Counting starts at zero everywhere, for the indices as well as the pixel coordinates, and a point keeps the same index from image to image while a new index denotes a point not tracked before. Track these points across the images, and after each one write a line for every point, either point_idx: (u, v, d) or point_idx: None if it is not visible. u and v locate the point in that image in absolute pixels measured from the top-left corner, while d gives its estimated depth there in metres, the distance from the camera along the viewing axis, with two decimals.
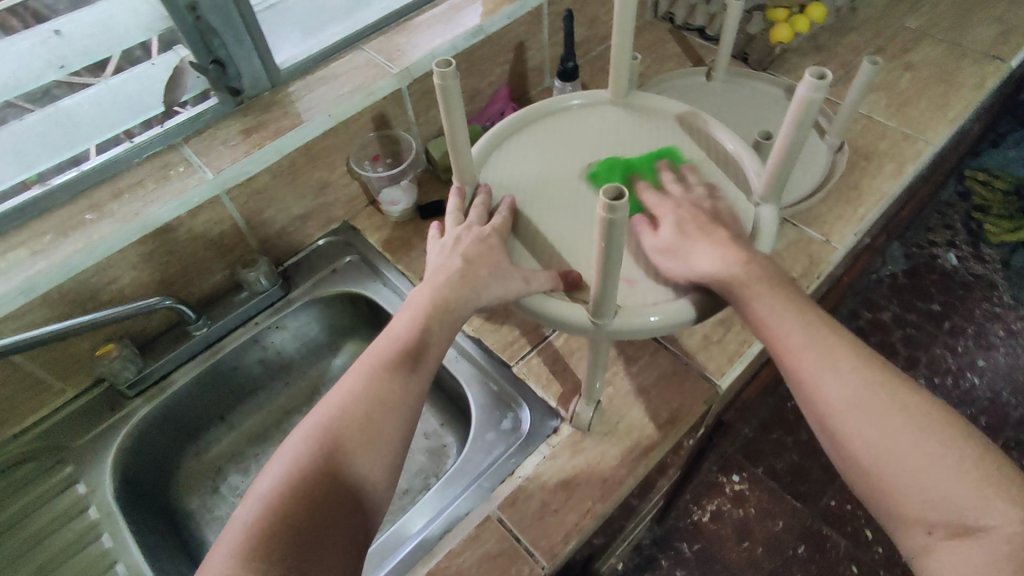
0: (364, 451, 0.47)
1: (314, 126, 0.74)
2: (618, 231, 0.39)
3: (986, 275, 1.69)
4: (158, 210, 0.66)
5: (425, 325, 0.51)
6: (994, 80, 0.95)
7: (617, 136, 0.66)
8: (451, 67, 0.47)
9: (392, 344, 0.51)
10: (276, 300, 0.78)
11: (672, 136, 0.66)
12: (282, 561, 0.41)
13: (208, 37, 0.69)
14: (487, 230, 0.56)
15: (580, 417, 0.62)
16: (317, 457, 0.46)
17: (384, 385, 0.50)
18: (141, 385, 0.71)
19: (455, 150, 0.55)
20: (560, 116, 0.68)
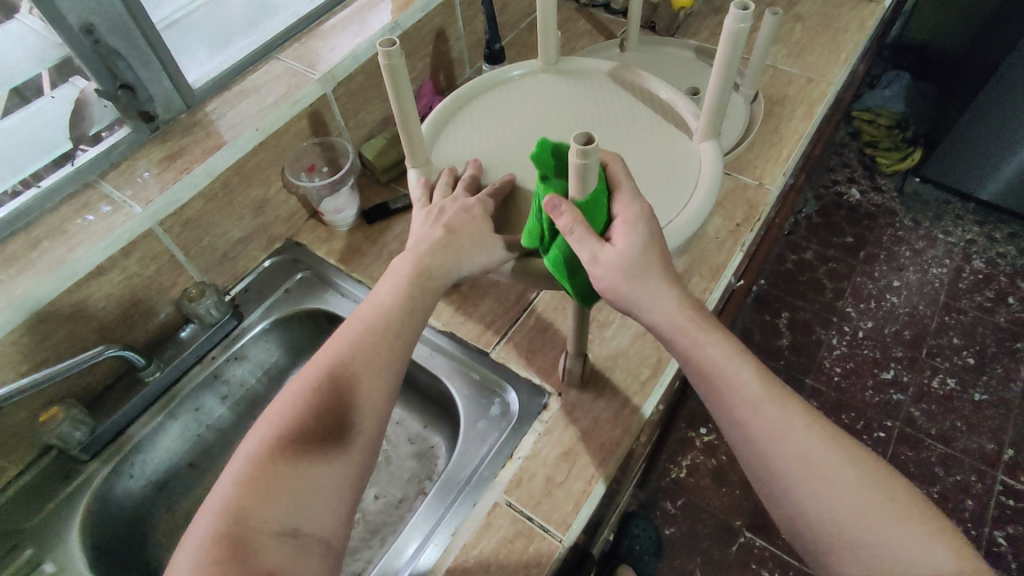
0: (354, 412, 0.47)
1: (243, 142, 0.70)
2: (592, 171, 0.41)
3: (885, 204, 1.87)
4: (87, 252, 0.61)
5: (412, 292, 0.51)
6: (872, 21, 1.04)
7: (558, 99, 0.68)
8: (395, 45, 0.51)
9: (375, 308, 0.51)
10: (231, 331, 0.74)
11: (609, 92, 0.69)
12: (271, 519, 0.42)
13: (111, 61, 0.64)
14: (471, 200, 0.55)
15: (572, 370, 0.63)
16: (304, 418, 0.46)
17: (369, 346, 0.49)
18: (97, 446, 0.65)
19: (405, 126, 0.57)
20: (502, 89, 0.70)
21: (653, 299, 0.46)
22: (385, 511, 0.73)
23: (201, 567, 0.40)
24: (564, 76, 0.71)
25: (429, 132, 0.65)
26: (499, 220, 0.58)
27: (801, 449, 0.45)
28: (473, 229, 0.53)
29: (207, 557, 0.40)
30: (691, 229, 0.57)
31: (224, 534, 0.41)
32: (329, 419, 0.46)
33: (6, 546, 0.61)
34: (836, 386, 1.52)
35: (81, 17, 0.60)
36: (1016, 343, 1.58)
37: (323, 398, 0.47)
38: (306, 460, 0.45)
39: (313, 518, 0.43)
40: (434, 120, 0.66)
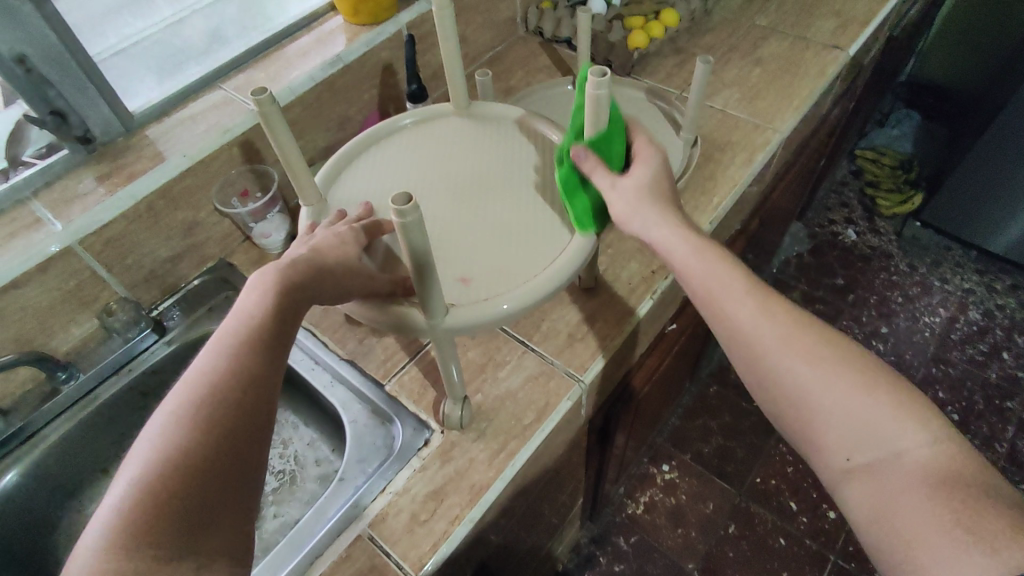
0: (238, 428, 0.45)
1: (170, 167, 0.74)
2: (412, 232, 0.43)
3: (881, 247, 1.82)
4: (3, 265, 0.65)
5: (283, 304, 0.49)
6: (833, 68, 1.02)
7: (459, 148, 0.70)
8: (266, 94, 0.54)
9: (245, 318, 0.48)
10: (151, 344, 0.78)
11: (510, 140, 0.71)
12: (170, 551, 0.39)
13: (43, 88, 0.68)
14: (347, 234, 0.56)
15: (450, 416, 0.65)
16: (186, 441, 0.43)
17: (247, 358, 0.47)
18: (7, 446, 0.70)
19: (291, 170, 0.60)
20: (408, 134, 0.73)
21: (661, 223, 0.55)
22: (280, 531, 0.75)
23: None
24: (470, 122, 0.73)
25: (326, 175, 0.67)
26: (379, 260, 0.61)
27: (834, 401, 0.49)
28: (342, 263, 0.54)
29: None
30: (559, 281, 0.58)
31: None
32: (216, 435, 0.43)
33: None
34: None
35: (13, 48, 0.64)
36: (1005, 402, 1.51)
37: (203, 414, 0.44)
38: (197, 483, 0.42)
39: (214, 543, 0.42)
40: (335, 164, 0.69)
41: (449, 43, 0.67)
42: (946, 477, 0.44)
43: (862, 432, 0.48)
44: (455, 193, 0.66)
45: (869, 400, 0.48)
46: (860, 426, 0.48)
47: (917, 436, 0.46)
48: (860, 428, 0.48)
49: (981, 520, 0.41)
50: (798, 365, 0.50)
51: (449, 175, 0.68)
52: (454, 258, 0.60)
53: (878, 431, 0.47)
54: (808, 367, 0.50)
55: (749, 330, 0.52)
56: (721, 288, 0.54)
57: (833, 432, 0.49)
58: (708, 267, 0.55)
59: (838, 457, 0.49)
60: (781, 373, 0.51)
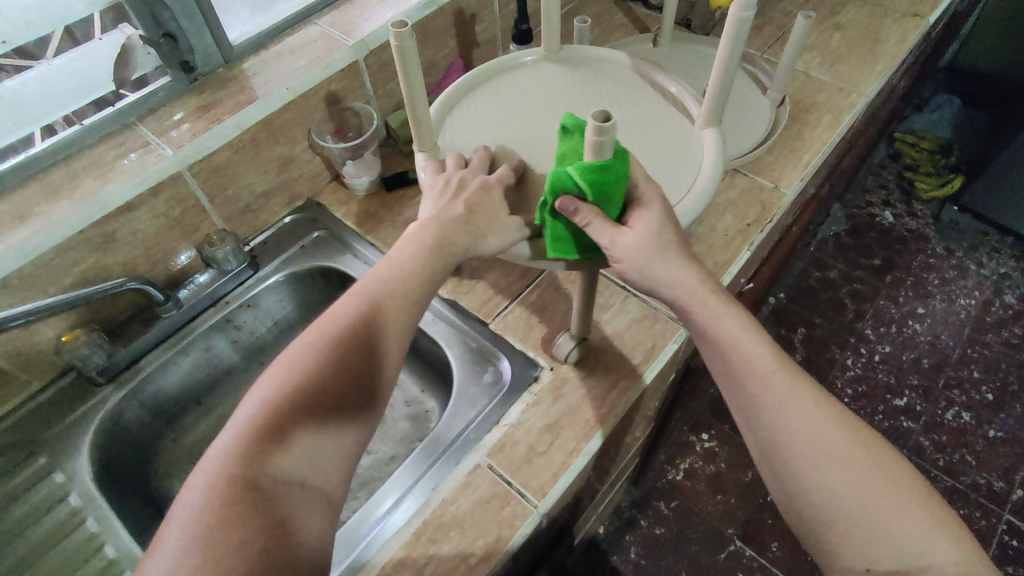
0: (363, 379, 0.48)
1: (273, 99, 0.73)
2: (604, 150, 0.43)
3: (917, 229, 1.82)
4: (118, 188, 0.65)
5: (428, 266, 0.51)
6: (915, 35, 1.01)
7: (570, 87, 0.70)
8: (407, 28, 0.51)
9: (394, 271, 0.51)
10: (245, 279, 0.78)
11: (614, 83, 0.70)
12: (286, 472, 0.43)
13: (157, 10, 0.67)
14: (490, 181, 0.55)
15: (563, 351, 0.66)
16: (318, 373, 0.46)
17: (387, 309, 0.50)
18: (112, 371, 0.70)
19: (412, 111, 0.57)
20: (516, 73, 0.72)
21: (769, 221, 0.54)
22: (376, 466, 0.76)
23: (211, 506, 0.40)
24: (577, 65, 0.73)
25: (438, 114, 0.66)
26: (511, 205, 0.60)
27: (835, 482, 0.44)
28: (482, 200, 0.54)
29: (216, 498, 0.40)
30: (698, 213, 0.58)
31: (236, 478, 0.41)
32: (343, 376, 0.47)
33: (23, 453, 0.66)
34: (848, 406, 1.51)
35: None
36: None
37: (337, 353, 0.47)
38: (318, 413, 0.45)
39: (321, 477, 0.44)
40: (440, 106, 0.67)
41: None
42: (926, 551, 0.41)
43: (861, 528, 0.43)
44: None
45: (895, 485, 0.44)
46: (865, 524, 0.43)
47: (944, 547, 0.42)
48: (864, 528, 0.43)
49: None
50: (804, 424, 0.46)
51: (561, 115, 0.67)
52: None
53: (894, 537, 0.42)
54: (795, 438, 0.45)
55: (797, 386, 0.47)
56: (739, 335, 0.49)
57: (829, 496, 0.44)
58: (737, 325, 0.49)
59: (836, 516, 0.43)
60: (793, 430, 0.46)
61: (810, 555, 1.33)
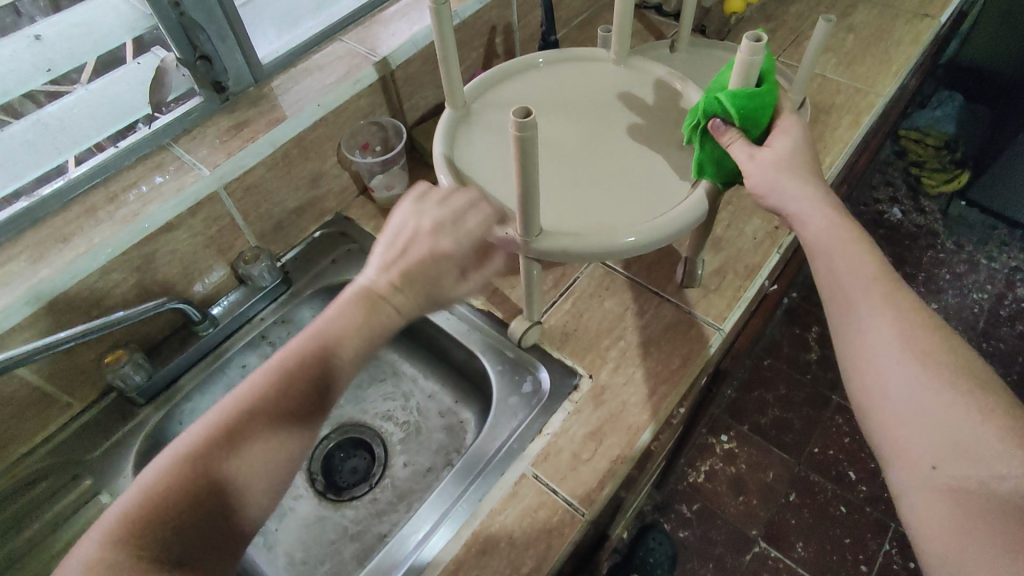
0: (284, 436, 0.45)
1: (305, 116, 0.74)
2: (754, 67, 0.50)
3: (927, 225, 1.81)
4: (159, 209, 0.66)
5: (375, 323, 0.48)
6: (928, 35, 1.02)
7: (579, 91, 0.71)
8: (530, 116, 0.43)
9: (313, 348, 0.47)
10: (280, 295, 0.80)
11: (592, 78, 0.72)
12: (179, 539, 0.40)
13: (192, 32, 0.68)
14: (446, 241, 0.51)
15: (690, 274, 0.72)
16: (239, 431, 0.44)
17: (300, 392, 0.46)
18: (152, 392, 0.70)
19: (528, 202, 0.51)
20: (528, 75, 0.73)
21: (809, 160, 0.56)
22: (414, 478, 0.77)
23: (92, 568, 0.38)
24: (533, 74, 0.73)
25: (442, 130, 0.66)
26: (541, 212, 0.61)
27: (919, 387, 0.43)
28: (437, 267, 0.50)
29: (97, 563, 0.38)
30: None
31: (123, 542, 0.39)
32: (236, 470, 0.43)
33: (67, 476, 0.67)
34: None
35: None
36: None
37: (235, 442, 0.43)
38: (238, 473, 0.43)
39: (216, 543, 0.42)
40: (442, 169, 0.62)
41: (449, 40, 0.61)
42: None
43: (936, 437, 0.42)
44: (594, 136, 0.66)
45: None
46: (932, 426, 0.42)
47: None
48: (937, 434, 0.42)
49: None
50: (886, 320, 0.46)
51: (570, 124, 0.67)
52: (633, 209, 0.59)
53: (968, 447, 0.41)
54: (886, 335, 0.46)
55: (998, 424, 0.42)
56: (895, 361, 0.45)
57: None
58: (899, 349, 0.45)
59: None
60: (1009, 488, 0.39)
61: (835, 555, 1.33)
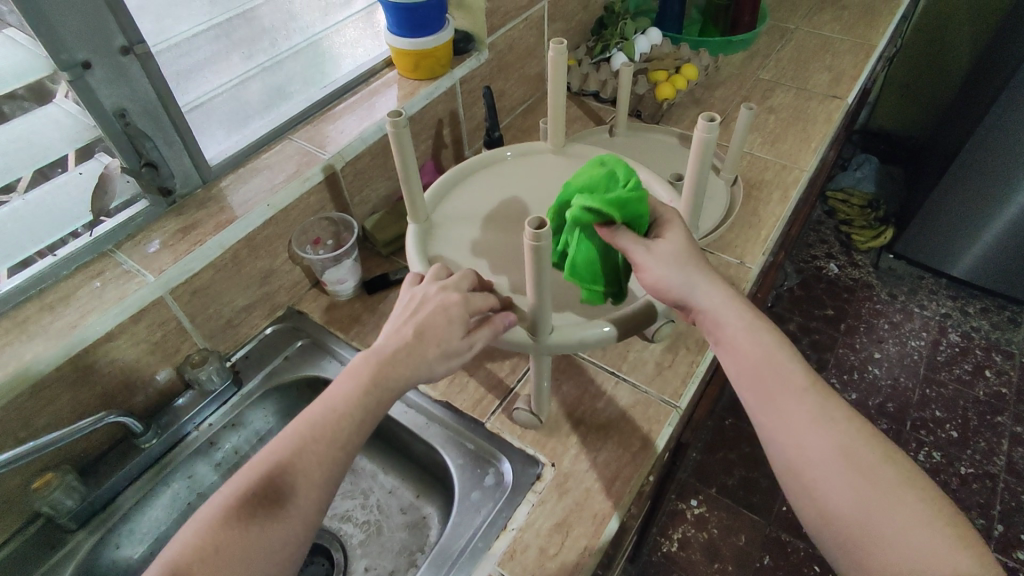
0: (280, 512, 0.48)
1: (255, 217, 0.75)
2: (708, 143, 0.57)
3: (861, 278, 1.88)
4: (98, 319, 0.64)
5: (365, 402, 0.51)
6: (839, 114, 1.12)
7: (545, 184, 0.76)
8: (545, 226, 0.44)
9: (327, 411, 0.51)
10: (229, 397, 0.77)
11: (544, 168, 0.77)
12: None
13: (139, 141, 0.68)
14: (451, 297, 0.55)
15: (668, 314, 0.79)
16: (237, 514, 0.47)
17: (312, 453, 0.49)
18: (85, 514, 0.66)
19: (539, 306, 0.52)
20: (496, 168, 0.78)
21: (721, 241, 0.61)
22: None
23: None
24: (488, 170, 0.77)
25: (419, 224, 0.68)
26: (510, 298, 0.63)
27: (838, 457, 0.49)
28: (446, 327, 0.53)
29: None
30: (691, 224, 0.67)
31: None
32: (250, 533, 0.46)
33: None
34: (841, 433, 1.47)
35: (115, 102, 0.65)
36: (996, 417, 1.55)
37: (252, 511, 0.47)
38: (239, 550, 0.46)
39: None
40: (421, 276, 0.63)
41: (410, 161, 0.63)
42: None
43: (860, 505, 0.47)
44: None
45: (965, 545, 0.45)
46: (853, 492, 0.48)
47: (950, 549, 0.44)
48: (861, 503, 0.47)
49: None
50: (785, 392, 0.53)
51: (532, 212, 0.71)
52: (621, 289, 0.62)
53: (881, 509, 0.47)
54: (807, 411, 0.51)
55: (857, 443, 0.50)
56: (781, 397, 0.52)
57: (874, 551, 0.46)
58: (757, 365, 0.54)
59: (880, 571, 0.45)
60: (832, 496, 0.48)
61: None
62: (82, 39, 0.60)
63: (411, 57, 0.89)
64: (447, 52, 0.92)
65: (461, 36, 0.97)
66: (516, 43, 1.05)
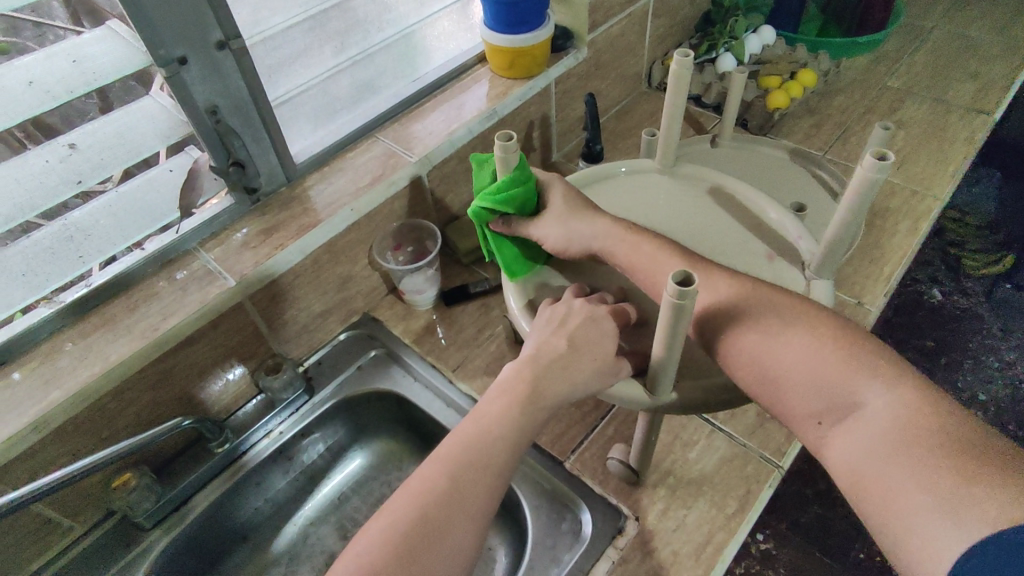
0: (438, 550, 0.42)
1: (338, 221, 0.71)
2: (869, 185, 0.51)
3: (969, 308, 1.42)
4: (181, 324, 0.62)
5: (519, 421, 0.47)
6: (982, 134, 0.98)
7: (661, 207, 0.71)
8: (690, 286, 0.40)
9: (478, 434, 0.46)
10: (302, 405, 0.75)
11: (657, 187, 0.73)
12: None
13: (228, 138, 0.66)
14: (599, 310, 0.54)
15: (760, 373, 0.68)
16: (392, 553, 0.41)
17: (466, 482, 0.44)
18: (160, 514, 0.65)
19: (665, 364, 0.48)
20: (605, 184, 0.73)
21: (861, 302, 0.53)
22: None
23: None
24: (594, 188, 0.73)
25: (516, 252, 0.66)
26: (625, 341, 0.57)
27: (752, 329, 0.50)
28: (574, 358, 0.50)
29: None
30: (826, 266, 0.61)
31: None
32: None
33: None
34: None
35: (208, 98, 0.63)
36: None
37: (413, 548, 0.41)
38: None
39: None
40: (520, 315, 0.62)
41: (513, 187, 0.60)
42: (916, 435, 0.40)
43: (773, 367, 0.48)
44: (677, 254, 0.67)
45: (876, 373, 0.44)
46: (766, 358, 0.48)
47: (871, 388, 0.44)
48: (778, 366, 0.48)
49: (850, 431, 0.43)
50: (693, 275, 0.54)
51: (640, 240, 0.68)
52: None
53: (802, 371, 0.47)
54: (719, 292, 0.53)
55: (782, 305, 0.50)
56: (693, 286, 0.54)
57: (795, 403, 0.47)
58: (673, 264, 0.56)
59: (806, 420, 0.46)
60: (755, 365, 0.49)
61: None
62: (179, 33, 0.57)
63: (507, 55, 0.83)
64: (545, 50, 0.85)
65: (561, 32, 0.90)
66: (616, 41, 0.97)
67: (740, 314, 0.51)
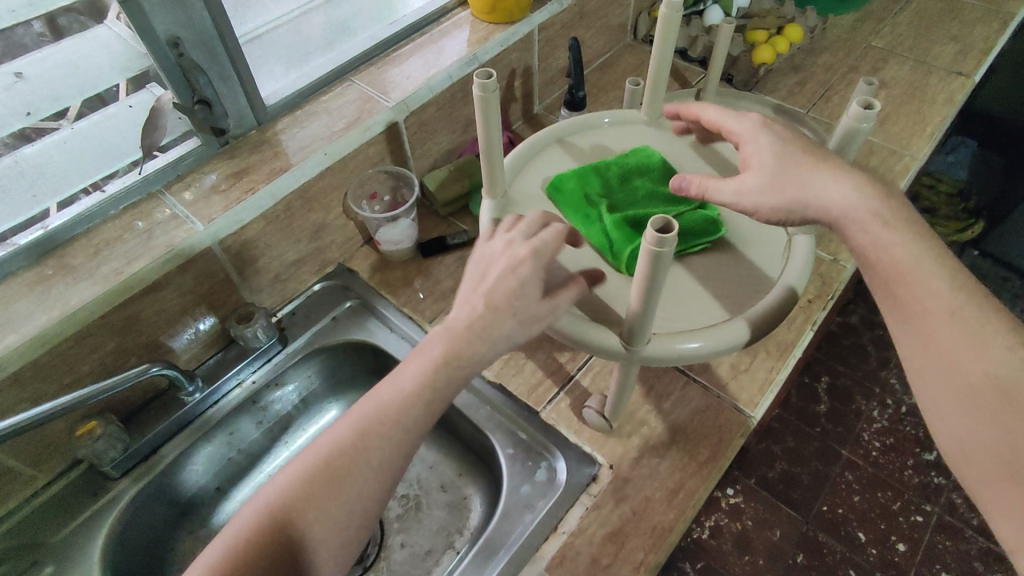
0: (358, 479, 0.44)
1: (310, 165, 0.69)
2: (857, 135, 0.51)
3: None
4: (145, 269, 0.60)
5: (456, 367, 0.46)
6: (962, 95, 0.98)
7: None
8: (672, 234, 0.39)
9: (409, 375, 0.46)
10: (275, 355, 0.74)
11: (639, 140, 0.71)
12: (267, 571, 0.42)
13: (193, 75, 0.63)
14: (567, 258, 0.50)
15: None
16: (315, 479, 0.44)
17: (390, 421, 0.45)
18: (128, 464, 0.64)
19: (645, 310, 0.47)
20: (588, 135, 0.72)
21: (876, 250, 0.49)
22: (412, 562, 0.70)
23: None
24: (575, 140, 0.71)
25: (496, 200, 0.63)
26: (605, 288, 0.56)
27: (960, 376, 0.42)
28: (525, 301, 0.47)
29: None
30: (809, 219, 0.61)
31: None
32: (329, 499, 0.44)
33: (26, 561, 0.61)
34: (903, 422, 1.14)
35: (169, 29, 0.59)
36: None
37: (335, 477, 0.44)
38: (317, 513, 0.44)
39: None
40: None
41: (495, 132, 0.56)
42: None
43: (975, 427, 0.42)
44: None
45: None
46: (963, 413, 0.42)
47: None
48: (977, 425, 0.42)
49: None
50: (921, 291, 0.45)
51: None
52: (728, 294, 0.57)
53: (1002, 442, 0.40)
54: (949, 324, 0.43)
55: (917, 277, 0.45)
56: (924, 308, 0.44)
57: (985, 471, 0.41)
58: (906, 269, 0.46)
59: (993, 490, 0.41)
60: (945, 412, 0.43)
61: None
62: None
63: None
64: None
65: None
66: None
67: (951, 355, 0.43)
